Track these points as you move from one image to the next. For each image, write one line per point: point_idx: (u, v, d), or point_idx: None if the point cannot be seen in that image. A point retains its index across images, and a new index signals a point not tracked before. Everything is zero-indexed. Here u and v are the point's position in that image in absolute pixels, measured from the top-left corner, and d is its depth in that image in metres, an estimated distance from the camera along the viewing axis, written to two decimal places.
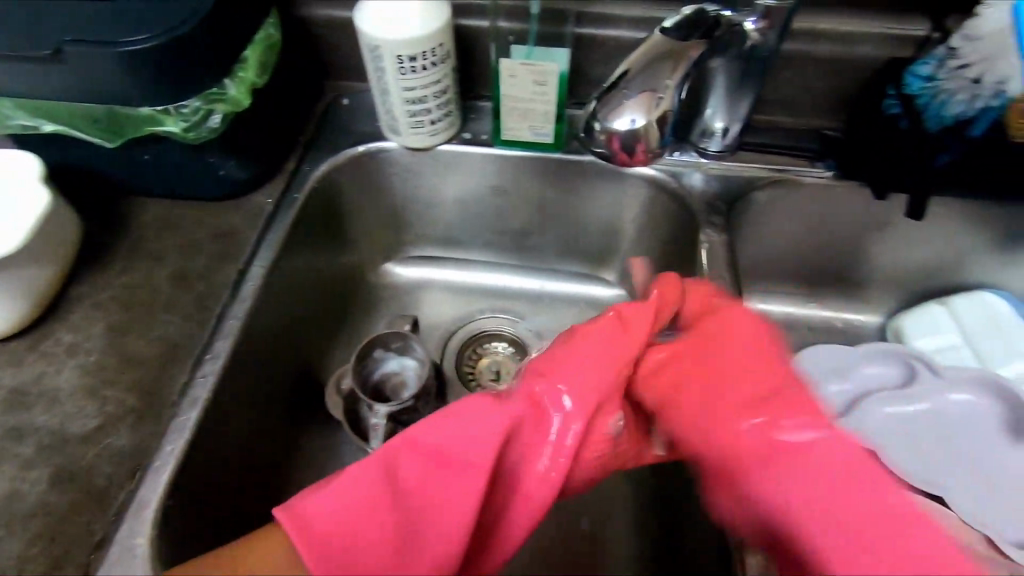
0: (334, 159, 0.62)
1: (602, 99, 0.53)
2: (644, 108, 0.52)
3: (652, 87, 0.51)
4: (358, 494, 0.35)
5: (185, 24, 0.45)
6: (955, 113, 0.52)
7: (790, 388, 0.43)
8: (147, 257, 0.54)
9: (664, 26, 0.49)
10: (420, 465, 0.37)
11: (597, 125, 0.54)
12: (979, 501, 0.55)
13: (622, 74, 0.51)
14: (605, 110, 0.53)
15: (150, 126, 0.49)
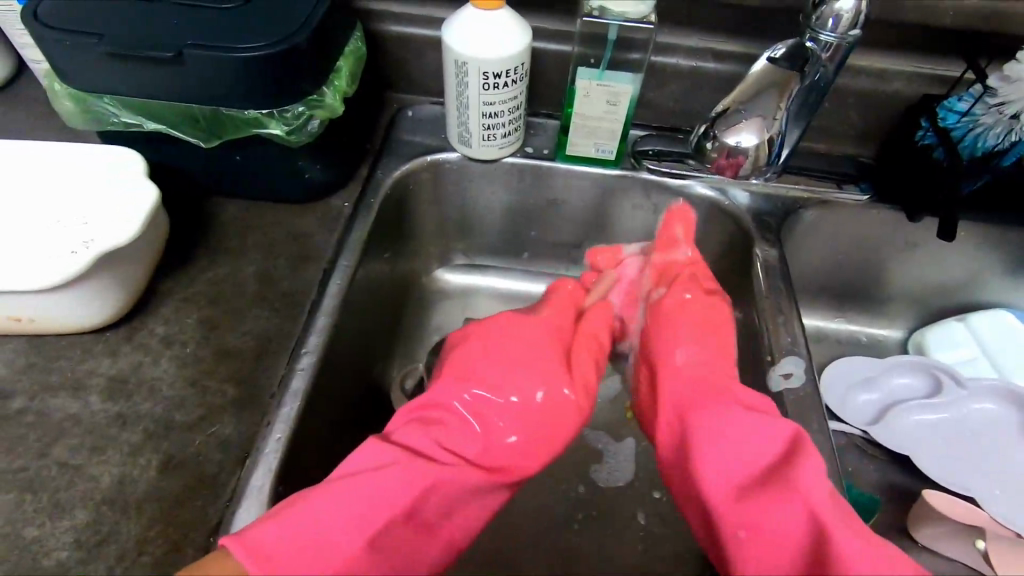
0: (405, 167, 0.65)
1: (716, 119, 0.59)
2: (758, 128, 0.58)
3: (765, 110, 0.57)
4: (336, 510, 0.39)
5: (300, 34, 0.48)
6: (990, 144, 0.58)
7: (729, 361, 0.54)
8: (231, 254, 0.56)
9: (773, 56, 0.54)
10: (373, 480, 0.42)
11: (710, 142, 0.60)
12: (1011, 502, 0.59)
13: (723, 106, 0.58)
14: (723, 126, 0.59)
15: (251, 128, 0.51)
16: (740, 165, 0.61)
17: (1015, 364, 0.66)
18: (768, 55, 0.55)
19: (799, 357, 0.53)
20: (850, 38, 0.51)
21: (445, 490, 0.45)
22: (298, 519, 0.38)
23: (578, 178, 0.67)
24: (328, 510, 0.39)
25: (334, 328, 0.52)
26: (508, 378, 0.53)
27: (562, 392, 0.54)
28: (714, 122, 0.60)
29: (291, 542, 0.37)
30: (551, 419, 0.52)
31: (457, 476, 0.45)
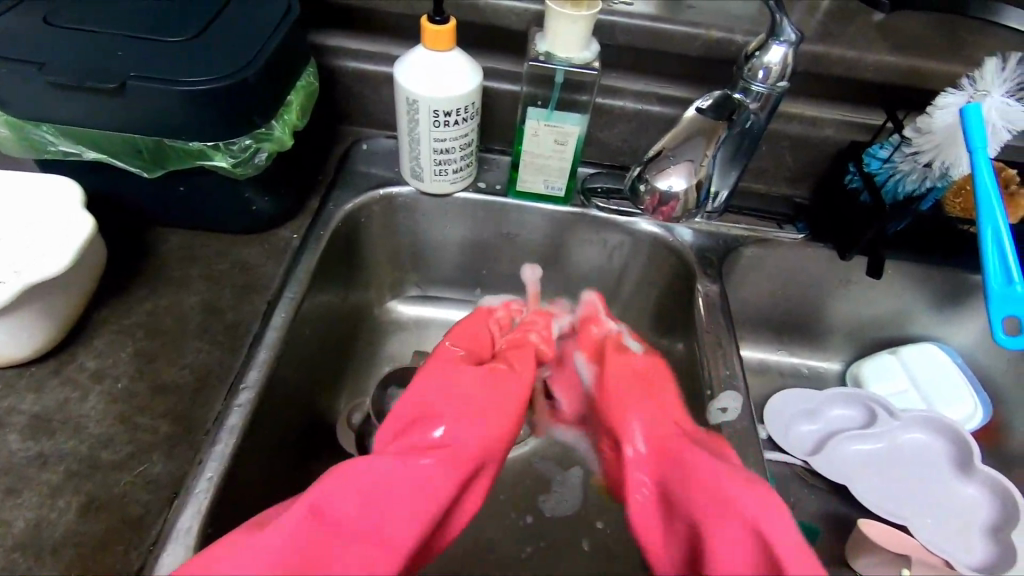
0: (357, 200, 0.65)
1: (647, 163, 0.60)
2: (687, 173, 0.58)
3: (692, 156, 0.58)
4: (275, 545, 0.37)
5: (245, 69, 0.48)
6: (909, 189, 0.61)
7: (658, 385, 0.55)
8: (172, 285, 0.55)
9: (701, 106, 0.57)
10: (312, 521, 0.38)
11: (642, 186, 0.60)
12: (940, 528, 0.61)
13: (659, 147, 0.59)
14: (652, 171, 0.59)
15: (197, 160, 0.51)
16: (672, 211, 0.60)
17: (945, 395, 0.69)
18: (695, 105, 0.57)
19: (738, 392, 0.55)
20: (779, 89, 0.54)
21: (400, 500, 0.41)
22: (234, 557, 0.36)
23: (529, 213, 0.69)
24: (255, 554, 0.36)
25: (276, 362, 0.51)
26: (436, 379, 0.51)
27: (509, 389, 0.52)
28: (645, 166, 0.60)
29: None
30: (499, 403, 0.50)
31: (400, 470, 0.42)
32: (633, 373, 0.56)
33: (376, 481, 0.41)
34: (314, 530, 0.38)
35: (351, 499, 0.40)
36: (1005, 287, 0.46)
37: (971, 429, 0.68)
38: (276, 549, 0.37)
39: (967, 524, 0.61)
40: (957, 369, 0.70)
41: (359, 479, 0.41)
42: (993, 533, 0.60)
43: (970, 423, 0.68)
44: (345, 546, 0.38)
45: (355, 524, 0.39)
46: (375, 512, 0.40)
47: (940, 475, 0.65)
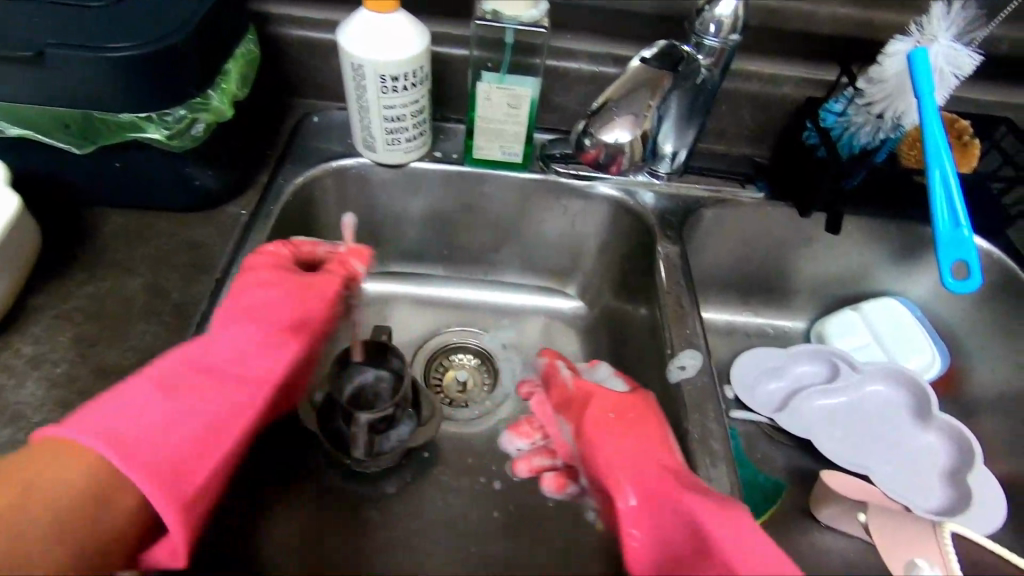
0: (307, 174, 0.63)
1: (593, 116, 0.60)
2: (630, 126, 0.59)
3: (636, 109, 0.58)
4: (149, 409, 0.40)
5: (174, 35, 0.46)
6: (863, 142, 0.62)
7: (648, 432, 0.50)
8: (114, 268, 0.53)
9: (645, 57, 0.57)
10: (169, 380, 0.42)
11: (588, 138, 0.61)
12: (901, 476, 0.63)
13: (604, 99, 0.59)
14: (597, 124, 0.60)
15: (129, 133, 0.49)
16: (617, 160, 0.62)
17: (904, 348, 0.70)
18: (640, 56, 0.57)
19: (697, 350, 0.54)
20: (732, 42, 0.54)
21: (261, 358, 0.48)
22: (107, 403, 0.39)
23: (488, 182, 0.67)
24: (138, 399, 0.40)
25: None
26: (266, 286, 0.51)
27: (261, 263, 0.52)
28: (591, 118, 0.60)
29: (117, 421, 0.38)
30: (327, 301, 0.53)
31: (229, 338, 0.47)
32: (641, 437, 0.50)
33: (232, 342, 0.47)
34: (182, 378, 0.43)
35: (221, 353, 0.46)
36: (952, 230, 0.47)
37: (929, 378, 0.69)
38: (146, 399, 0.40)
39: (927, 471, 0.63)
40: (916, 320, 0.71)
41: (225, 340, 0.47)
42: (951, 478, 0.62)
43: (927, 373, 0.69)
44: (212, 390, 0.43)
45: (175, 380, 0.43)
46: (235, 364, 0.46)
47: (900, 428, 0.66)
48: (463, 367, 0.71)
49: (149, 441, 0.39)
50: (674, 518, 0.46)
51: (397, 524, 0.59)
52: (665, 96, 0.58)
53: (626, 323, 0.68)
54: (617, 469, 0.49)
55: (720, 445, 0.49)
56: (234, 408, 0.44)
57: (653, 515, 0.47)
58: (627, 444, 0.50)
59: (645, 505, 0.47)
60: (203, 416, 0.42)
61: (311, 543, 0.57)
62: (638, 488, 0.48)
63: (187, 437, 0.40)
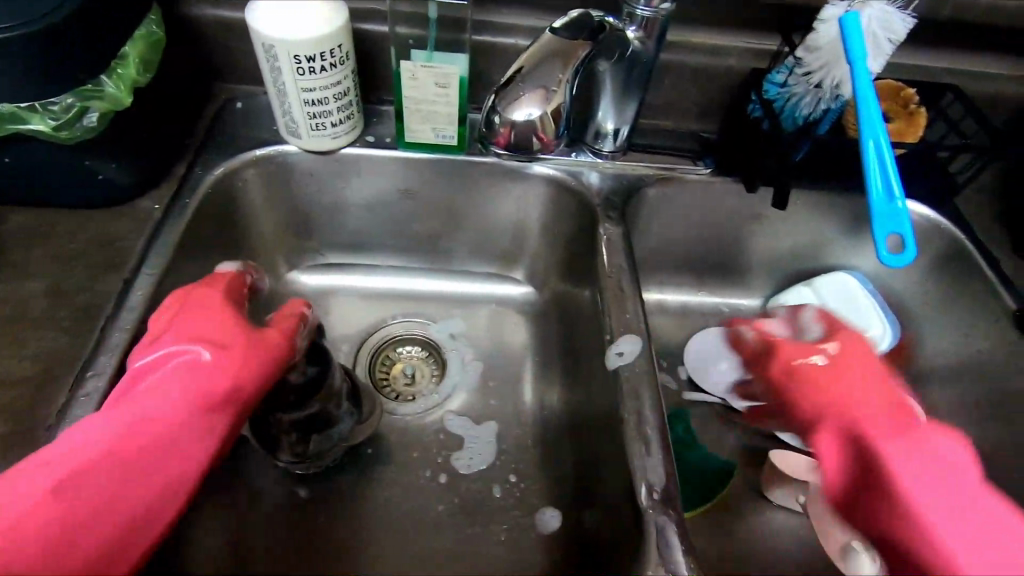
0: (228, 164, 0.59)
1: (500, 91, 0.54)
2: (540, 102, 0.54)
3: (545, 83, 0.52)
4: (36, 494, 0.33)
5: (46, 16, 0.41)
6: (805, 113, 0.60)
7: (867, 367, 0.46)
8: (13, 271, 0.49)
9: (555, 27, 0.52)
10: (70, 460, 0.35)
11: (497, 117, 0.56)
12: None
13: (517, 67, 0.53)
14: (504, 103, 0.54)
15: (9, 125, 0.45)
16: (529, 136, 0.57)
17: (853, 324, 0.69)
18: (550, 26, 0.52)
19: (638, 335, 0.53)
20: (664, 11, 0.51)
21: (188, 431, 0.38)
22: (0, 489, 0.33)
23: (425, 167, 0.64)
24: (25, 485, 0.33)
25: (133, 345, 0.46)
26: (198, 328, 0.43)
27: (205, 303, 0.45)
28: (499, 94, 0.54)
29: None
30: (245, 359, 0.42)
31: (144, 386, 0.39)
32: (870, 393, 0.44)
33: (152, 403, 0.39)
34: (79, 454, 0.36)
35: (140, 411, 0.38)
36: (885, 203, 0.45)
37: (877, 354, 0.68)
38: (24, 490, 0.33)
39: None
40: (869, 295, 0.70)
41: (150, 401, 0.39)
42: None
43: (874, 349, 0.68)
44: (127, 469, 0.36)
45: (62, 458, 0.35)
46: (161, 438, 0.38)
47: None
48: (410, 359, 0.69)
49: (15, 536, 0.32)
50: (958, 470, 0.39)
51: (337, 526, 0.57)
52: (578, 69, 0.53)
53: (574, 308, 0.66)
54: (842, 399, 0.44)
55: (658, 433, 0.47)
56: (156, 491, 0.36)
57: (919, 457, 0.39)
58: (877, 386, 0.45)
59: (900, 436, 0.41)
60: (111, 501, 0.35)
61: (247, 549, 0.55)
62: (902, 429, 0.41)
63: (89, 526, 0.34)
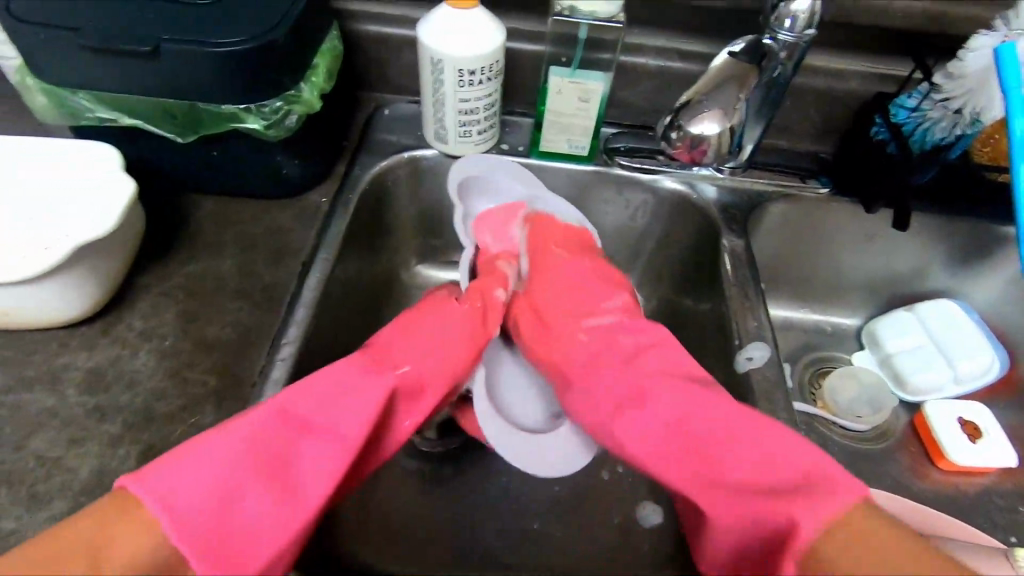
0: (383, 164, 0.66)
1: (680, 110, 0.58)
2: (719, 120, 0.57)
3: (725, 104, 0.56)
4: (219, 466, 0.34)
5: (274, 31, 0.48)
6: (937, 138, 0.61)
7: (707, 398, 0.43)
8: (208, 250, 0.56)
9: (734, 51, 0.55)
10: (272, 430, 0.37)
11: (674, 132, 0.59)
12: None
13: (693, 93, 0.57)
14: (686, 117, 0.57)
15: (230, 123, 0.52)
16: (703, 155, 0.60)
17: (963, 349, 0.70)
18: (728, 50, 0.55)
19: (765, 343, 0.56)
20: (806, 37, 0.53)
21: (363, 413, 0.40)
22: (208, 443, 0.35)
23: (552, 175, 0.69)
24: (214, 451, 0.35)
25: (313, 320, 0.52)
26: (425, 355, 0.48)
27: (433, 308, 0.52)
28: (677, 113, 0.58)
29: (184, 474, 0.34)
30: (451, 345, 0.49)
31: (354, 381, 0.42)
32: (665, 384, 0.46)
33: (363, 395, 0.41)
34: (283, 432, 0.37)
35: (320, 409, 0.39)
36: None
37: (984, 383, 0.69)
38: (235, 453, 0.35)
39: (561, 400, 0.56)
40: (974, 322, 0.71)
41: (336, 383, 0.41)
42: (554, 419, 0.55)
43: (983, 377, 0.69)
44: (311, 447, 0.38)
45: (324, 428, 0.39)
46: (334, 415, 0.39)
47: (949, 414, 0.68)
48: None
49: (321, 487, 0.37)
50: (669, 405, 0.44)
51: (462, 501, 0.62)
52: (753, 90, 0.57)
53: (687, 316, 0.68)
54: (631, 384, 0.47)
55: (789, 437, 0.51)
56: (265, 507, 0.34)
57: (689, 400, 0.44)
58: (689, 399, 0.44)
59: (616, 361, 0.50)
60: (267, 497, 0.35)
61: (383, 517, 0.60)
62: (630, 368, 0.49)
63: (213, 513, 0.33)
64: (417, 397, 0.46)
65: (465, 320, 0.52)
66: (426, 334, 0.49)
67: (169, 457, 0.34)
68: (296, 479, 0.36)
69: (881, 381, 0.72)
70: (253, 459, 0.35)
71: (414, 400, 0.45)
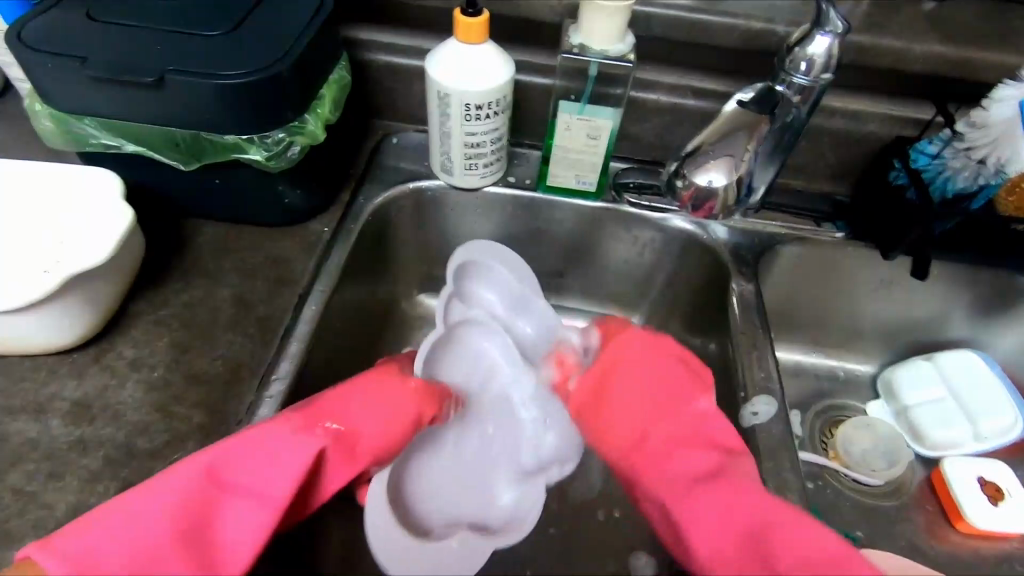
0: (387, 194, 0.65)
1: (685, 158, 0.55)
2: (725, 170, 0.54)
3: (732, 152, 0.54)
4: (139, 530, 0.36)
5: (278, 64, 0.48)
6: (959, 187, 0.59)
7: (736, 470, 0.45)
8: (206, 278, 0.55)
9: (743, 100, 0.53)
10: (196, 492, 0.38)
11: (679, 181, 0.56)
12: (526, 498, 0.59)
13: (701, 141, 0.55)
14: (691, 166, 0.55)
15: (232, 153, 0.52)
16: (711, 208, 0.57)
17: (984, 405, 0.67)
18: (737, 99, 0.53)
19: (773, 396, 0.54)
20: (822, 81, 0.51)
21: (290, 474, 0.40)
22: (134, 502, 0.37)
23: (559, 209, 0.68)
24: (134, 514, 0.36)
25: (306, 355, 0.51)
26: (366, 419, 0.47)
27: (375, 376, 0.51)
28: (683, 161, 0.56)
29: (101, 536, 0.35)
30: (395, 412, 0.49)
31: (289, 437, 0.42)
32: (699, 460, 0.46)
33: (290, 456, 0.40)
34: (204, 491, 0.38)
35: (249, 471, 0.40)
36: None
37: (1007, 442, 0.65)
38: (152, 518, 0.36)
39: (478, 513, 0.57)
40: (997, 376, 0.68)
41: (270, 443, 0.41)
42: (450, 528, 0.55)
43: (1005, 436, 0.65)
44: (232, 509, 0.38)
45: (248, 489, 0.39)
46: (261, 477, 0.39)
47: (968, 471, 0.65)
48: None
49: (240, 553, 0.37)
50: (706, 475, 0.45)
51: None
52: (762, 139, 0.54)
53: (692, 359, 0.66)
54: (664, 465, 0.47)
55: (794, 498, 0.48)
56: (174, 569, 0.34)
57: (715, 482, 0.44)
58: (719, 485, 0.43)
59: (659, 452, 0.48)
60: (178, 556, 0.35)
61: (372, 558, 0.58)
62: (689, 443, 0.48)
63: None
64: (345, 466, 0.44)
65: (405, 390, 0.51)
66: (367, 395, 0.49)
67: (92, 515, 0.36)
68: (211, 540, 0.37)
69: (898, 434, 0.69)
70: (168, 521, 0.36)
71: (339, 470, 0.44)
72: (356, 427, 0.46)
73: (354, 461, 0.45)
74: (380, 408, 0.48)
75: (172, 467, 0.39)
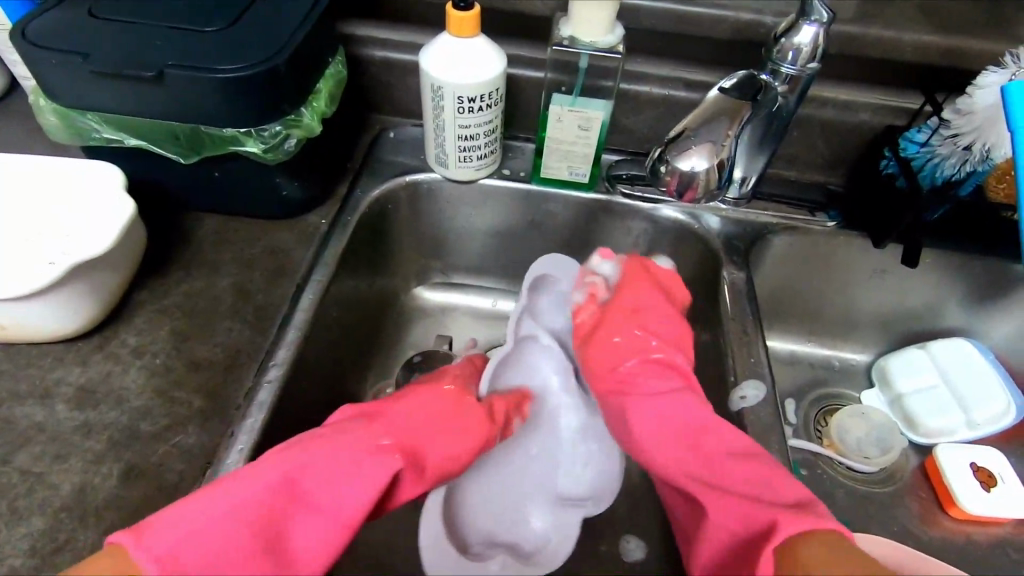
0: (383, 187, 0.66)
1: (670, 143, 0.55)
2: (708, 154, 0.54)
3: (714, 138, 0.53)
4: (219, 529, 0.35)
5: (274, 58, 0.49)
6: (947, 174, 0.59)
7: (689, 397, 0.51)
8: (207, 268, 0.57)
9: (725, 86, 0.53)
10: (277, 502, 0.37)
11: (663, 166, 0.56)
12: (563, 521, 0.57)
13: (684, 126, 0.55)
14: (674, 150, 0.54)
15: (230, 146, 0.53)
16: (693, 191, 0.56)
17: (977, 393, 0.67)
18: (720, 85, 0.53)
19: (761, 381, 0.54)
20: (809, 70, 0.52)
21: (367, 490, 0.40)
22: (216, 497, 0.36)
23: (553, 200, 0.69)
24: (213, 513, 0.36)
25: (304, 342, 0.52)
26: (432, 433, 0.48)
27: (445, 393, 0.52)
28: (667, 146, 0.55)
29: (182, 532, 0.35)
30: (458, 427, 0.50)
31: (367, 452, 0.42)
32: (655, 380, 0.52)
33: (367, 474, 0.40)
34: (285, 502, 0.38)
35: (328, 483, 0.39)
36: None
37: (1000, 429, 0.65)
38: (233, 522, 0.36)
39: (516, 534, 0.56)
40: (991, 365, 0.68)
41: (347, 455, 0.41)
42: (490, 548, 0.55)
43: (996, 424, 0.65)
44: (313, 519, 0.38)
45: (325, 502, 0.39)
46: (338, 492, 0.39)
47: (961, 458, 0.65)
48: None
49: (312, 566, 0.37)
50: (665, 403, 0.51)
51: None
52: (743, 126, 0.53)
53: None
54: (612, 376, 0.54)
55: None
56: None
57: (666, 406, 0.50)
58: (687, 409, 0.50)
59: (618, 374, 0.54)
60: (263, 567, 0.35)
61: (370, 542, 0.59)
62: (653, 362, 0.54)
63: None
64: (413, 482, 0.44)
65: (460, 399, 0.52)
66: (431, 413, 0.49)
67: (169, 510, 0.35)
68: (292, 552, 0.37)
69: (892, 422, 0.69)
70: (251, 527, 0.36)
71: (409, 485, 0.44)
72: (422, 440, 0.47)
73: (422, 477, 0.45)
74: (443, 425, 0.49)
75: (252, 468, 0.39)
